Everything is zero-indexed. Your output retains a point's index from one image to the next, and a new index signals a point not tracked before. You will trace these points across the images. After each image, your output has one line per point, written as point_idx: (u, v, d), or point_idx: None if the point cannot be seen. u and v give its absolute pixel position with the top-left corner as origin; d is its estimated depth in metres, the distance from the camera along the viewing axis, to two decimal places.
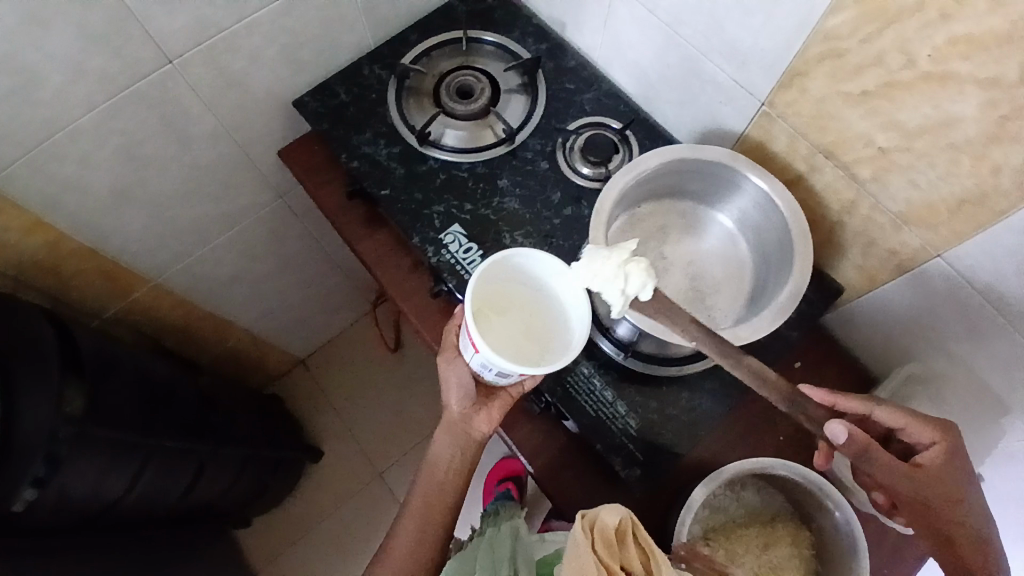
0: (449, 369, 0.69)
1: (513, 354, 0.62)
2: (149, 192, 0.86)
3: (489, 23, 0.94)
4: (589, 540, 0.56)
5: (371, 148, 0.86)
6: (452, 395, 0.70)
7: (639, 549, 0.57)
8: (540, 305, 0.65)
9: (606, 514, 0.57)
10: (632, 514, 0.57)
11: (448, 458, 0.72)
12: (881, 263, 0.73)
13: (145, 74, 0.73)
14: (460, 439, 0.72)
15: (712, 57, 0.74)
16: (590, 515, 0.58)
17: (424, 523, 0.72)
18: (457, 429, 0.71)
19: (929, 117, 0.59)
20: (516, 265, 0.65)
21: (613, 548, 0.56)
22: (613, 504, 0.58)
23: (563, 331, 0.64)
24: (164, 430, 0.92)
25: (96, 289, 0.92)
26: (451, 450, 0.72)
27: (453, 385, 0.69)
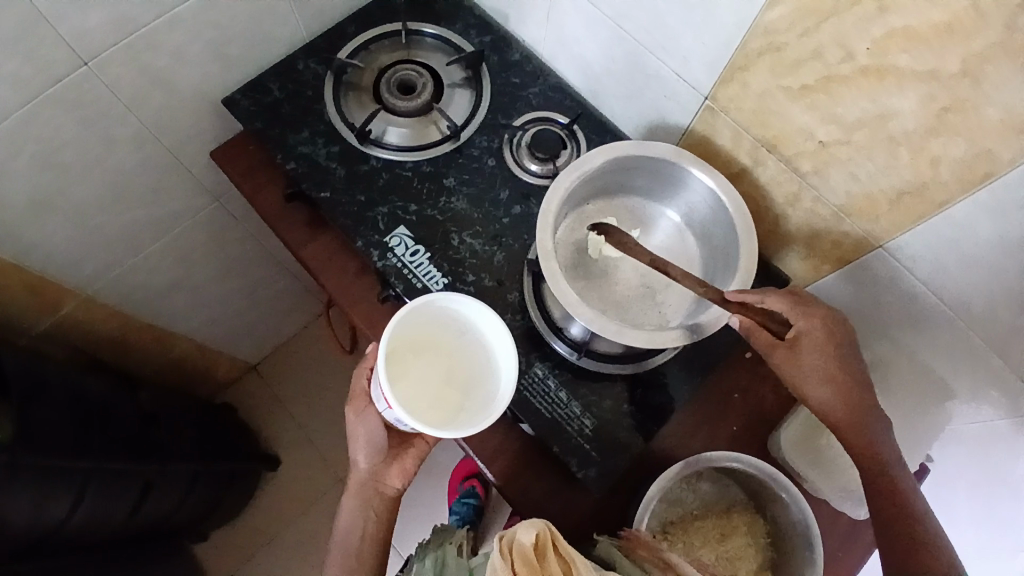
0: (357, 425, 0.68)
1: (431, 408, 0.62)
2: (72, 202, 0.81)
3: (430, 15, 0.91)
4: (508, 563, 0.54)
5: (308, 149, 0.82)
6: (360, 452, 0.69)
7: (561, 560, 0.56)
8: (463, 351, 0.65)
9: (522, 532, 0.56)
10: (550, 524, 0.56)
11: (364, 518, 0.72)
12: (826, 254, 0.73)
13: (58, 78, 0.68)
14: (373, 497, 0.72)
15: (654, 50, 0.73)
16: (507, 537, 0.56)
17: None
18: (368, 488, 0.72)
19: (868, 111, 0.59)
20: (437, 308, 0.64)
21: (536, 566, 0.55)
22: (527, 519, 0.57)
23: (486, 380, 0.64)
24: (105, 452, 0.88)
25: (21, 306, 0.86)
26: (366, 508, 0.72)
27: (362, 440, 0.68)
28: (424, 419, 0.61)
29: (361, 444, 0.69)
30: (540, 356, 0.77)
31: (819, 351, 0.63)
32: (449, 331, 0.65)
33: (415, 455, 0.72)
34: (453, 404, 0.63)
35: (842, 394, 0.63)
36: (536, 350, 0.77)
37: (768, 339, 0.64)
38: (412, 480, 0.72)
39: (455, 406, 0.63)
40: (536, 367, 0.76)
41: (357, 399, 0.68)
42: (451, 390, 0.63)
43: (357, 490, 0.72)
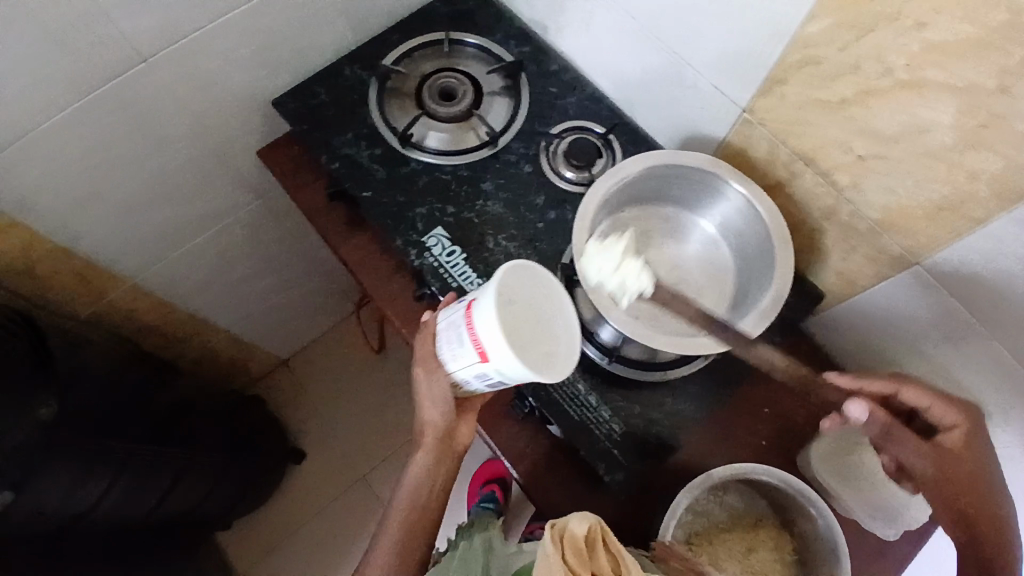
0: (431, 385, 0.63)
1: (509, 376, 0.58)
2: (125, 193, 0.85)
3: (472, 25, 0.93)
4: (560, 550, 0.54)
5: (352, 150, 0.85)
6: (431, 410, 0.65)
7: (610, 557, 0.55)
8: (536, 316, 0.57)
9: (574, 523, 0.56)
10: (601, 520, 0.56)
11: (431, 477, 0.69)
12: (860, 269, 0.73)
13: (119, 74, 0.72)
14: (444, 454, 0.69)
15: (693, 62, 0.74)
16: (558, 526, 0.56)
17: (411, 539, 0.69)
18: (441, 445, 0.68)
19: (905, 124, 0.59)
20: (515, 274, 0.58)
21: (586, 558, 0.54)
22: (580, 512, 0.57)
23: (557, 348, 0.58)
24: (141, 436, 0.91)
25: (70, 292, 0.90)
26: (434, 465, 0.69)
27: (431, 398, 0.64)
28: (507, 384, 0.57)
29: (435, 399, 0.64)
30: None
31: (959, 445, 0.65)
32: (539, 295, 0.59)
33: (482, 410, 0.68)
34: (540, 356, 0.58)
35: (964, 484, 0.63)
36: None
37: (887, 418, 0.67)
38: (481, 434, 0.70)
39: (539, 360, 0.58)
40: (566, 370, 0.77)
41: (427, 360, 0.62)
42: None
43: (429, 449, 0.68)
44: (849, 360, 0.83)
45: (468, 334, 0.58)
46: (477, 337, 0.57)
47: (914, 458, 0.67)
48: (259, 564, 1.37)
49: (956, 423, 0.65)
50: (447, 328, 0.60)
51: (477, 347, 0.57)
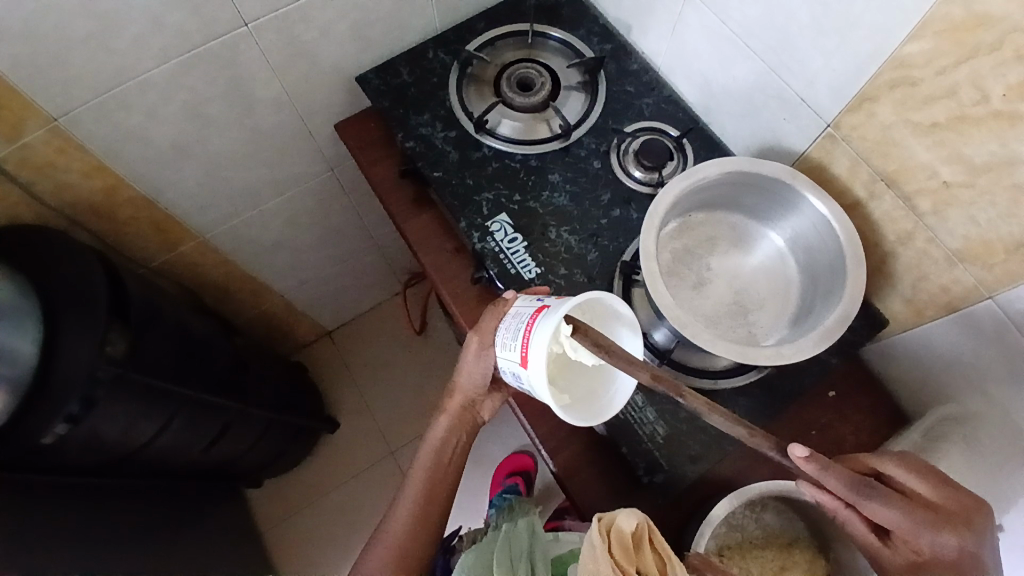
0: (477, 358, 0.65)
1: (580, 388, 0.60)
2: (208, 150, 0.88)
3: (557, 19, 0.94)
4: (606, 542, 0.55)
5: (427, 131, 0.87)
6: (465, 378, 0.67)
7: (655, 556, 0.56)
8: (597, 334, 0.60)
9: (622, 518, 0.56)
10: (650, 519, 0.56)
11: (450, 444, 0.69)
12: (930, 299, 0.72)
13: (218, 35, 0.75)
14: (463, 423, 0.70)
15: (781, 74, 0.73)
16: (606, 520, 0.57)
17: (427, 508, 0.67)
18: (463, 414, 0.70)
19: (995, 154, 0.58)
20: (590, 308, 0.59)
21: (632, 553, 0.55)
22: (629, 509, 0.57)
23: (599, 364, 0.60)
24: (197, 383, 0.94)
25: (145, 239, 0.94)
26: (457, 433, 0.69)
27: (469, 367, 0.66)
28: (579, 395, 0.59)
29: (475, 369, 0.66)
30: None
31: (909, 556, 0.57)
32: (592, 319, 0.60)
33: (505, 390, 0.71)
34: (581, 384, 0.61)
35: None
36: None
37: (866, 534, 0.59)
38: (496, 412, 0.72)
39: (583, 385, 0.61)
40: None
41: (484, 333, 0.64)
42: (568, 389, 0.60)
43: (452, 414, 0.69)
44: (905, 392, 0.81)
45: (522, 335, 0.57)
46: (526, 343, 0.57)
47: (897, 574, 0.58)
48: (284, 525, 1.40)
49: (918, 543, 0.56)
50: (512, 316, 0.61)
51: (521, 351, 0.57)
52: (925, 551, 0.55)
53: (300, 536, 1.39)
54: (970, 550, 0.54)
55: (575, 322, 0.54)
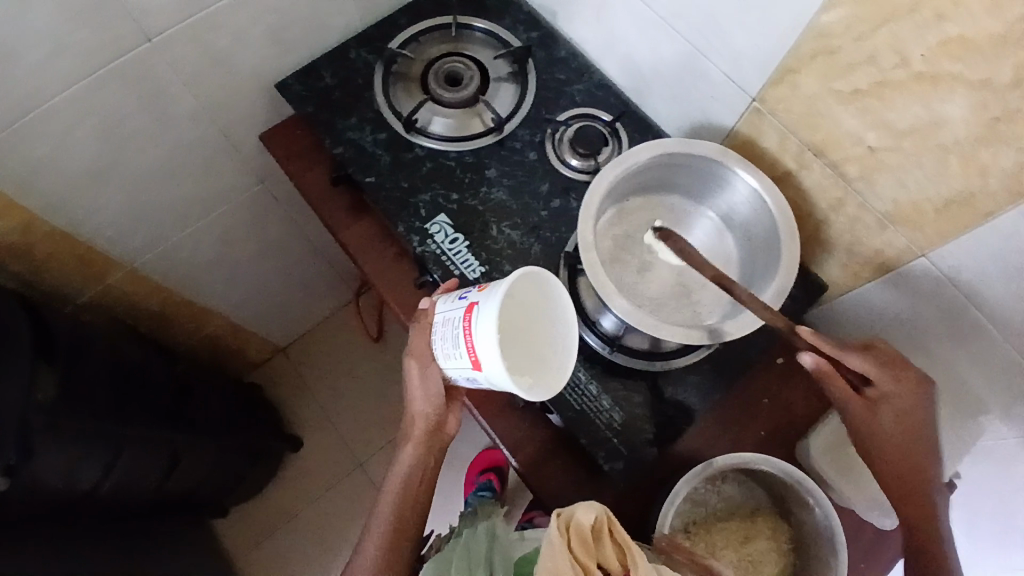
0: (423, 379, 0.63)
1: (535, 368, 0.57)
2: (126, 174, 0.84)
3: (480, 9, 0.92)
4: (565, 540, 0.54)
5: (356, 134, 0.84)
6: (420, 403, 0.65)
7: (617, 546, 0.55)
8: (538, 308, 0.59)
9: (581, 512, 0.55)
10: (608, 510, 0.55)
11: (416, 471, 0.68)
12: (865, 262, 0.73)
13: (125, 51, 0.71)
14: (431, 446, 0.68)
15: (706, 52, 0.73)
16: (564, 515, 0.56)
17: (397, 536, 0.67)
18: (428, 438, 0.67)
19: (919, 117, 0.59)
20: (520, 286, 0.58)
21: (592, 547, 0.54)
22: (587, 501, 0.56)
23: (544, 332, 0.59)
24: (141, 417, 0.91)
25: (70, 273, 0.90)
26: (421, 458, 0.68)
27: (421, 391, 0.64)
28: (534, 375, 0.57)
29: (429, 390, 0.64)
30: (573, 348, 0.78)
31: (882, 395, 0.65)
32: (526, 295, 0.59)
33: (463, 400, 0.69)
34: (537, 361, 0.58)
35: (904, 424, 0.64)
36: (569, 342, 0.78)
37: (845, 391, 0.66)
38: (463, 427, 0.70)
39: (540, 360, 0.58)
40: None
41: (422, 352, 0.63)
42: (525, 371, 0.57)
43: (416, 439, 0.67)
44: None
45: (463, 339, 0.57)
46: (472, 346, 0.56)
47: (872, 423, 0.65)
48: (256, 551, 1.37)
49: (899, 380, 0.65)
50: (442, 324, 0.60)
51: (470, 354, 0.56)
52: (896, 383, 0.65)
53: (273, 559, 1.36)
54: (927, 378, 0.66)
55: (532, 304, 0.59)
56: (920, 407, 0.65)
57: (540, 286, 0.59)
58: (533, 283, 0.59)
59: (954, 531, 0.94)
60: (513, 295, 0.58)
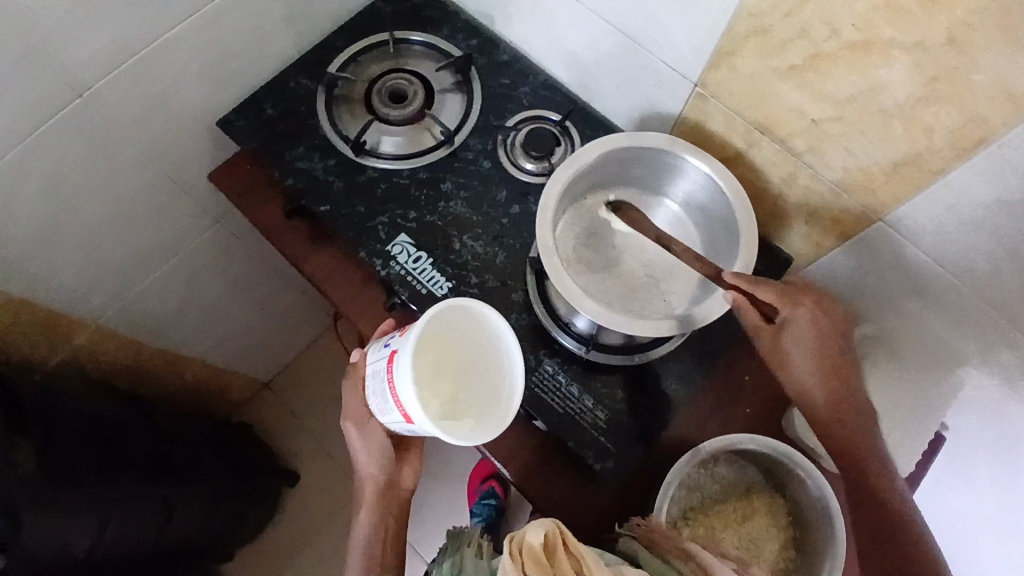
0: (363, 439, 0.66)
1: (481, 402, 0.60)
2: (77, 233, 0.82)
3: (416, 22, 0.91)
4: (519, 566, 0.51)
5: (305, 164, 0.83)
6: (368, 463, 0.68)
7: (572, 560, 0.53)
8: (477, 340, 0.61)
9: (530, 532, 0.53)
10: (558, 521, 0.53)
11: (382, 527, 0.70)
12: (825, 232, 0.74)
13: (56, 111, 0.69)
14: (389, 502, 0.70)
15: (643, 42, 0.73)
16: (516, 538, 0.53)
17: None
18: (382, 495, 0.70)
19: (858, 85, 0.59)
20: (450, 320, 0.60)
21: (547, 566, 0.51)
22: (536, 519, 0.54)
23: (488, 362, 0.61)
24: (126, 477, 0.88)
25: (34, 339, 0.88)
26: (382, 514, 0.70)
27: (369, 451, 0.67)
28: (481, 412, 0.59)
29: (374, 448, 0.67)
30: (550, 352, 0.77)
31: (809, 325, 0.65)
32: (460, 329, 0.61)
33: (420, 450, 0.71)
34: (482, 402, 0.60)
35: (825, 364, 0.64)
36: (545, 347, 0.77)
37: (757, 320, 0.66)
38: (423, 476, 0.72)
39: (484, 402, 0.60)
40: (545, 364, 0.77)
41: (355, 414, 0.66)
42: (468, 412, 0.59)
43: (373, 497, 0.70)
44: None
45: (391, 393, 0.59)
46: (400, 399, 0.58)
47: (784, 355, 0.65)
48: None
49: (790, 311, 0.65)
50: (373, 379, 0.62)
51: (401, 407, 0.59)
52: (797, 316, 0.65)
53: None
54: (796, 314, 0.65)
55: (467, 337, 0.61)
56: (822, 339, 0.65)
57: (471, 318, 0.61)
58: (462, 315, 0.61)
59: None
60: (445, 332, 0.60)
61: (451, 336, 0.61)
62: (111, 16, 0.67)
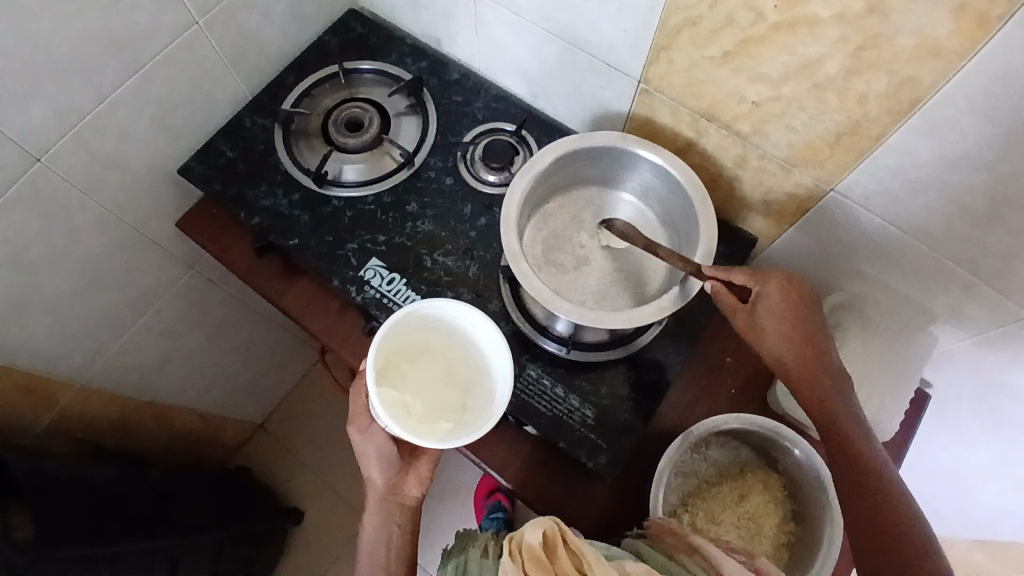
0: (366, 442, 0.66)
1: (459, 406, 0.65)
2: (48, 295, 0.82)
3: (365, 52, 0.93)
4: (518, 566, 0.50)
5: (270, 201, 0.84)
6: (373, 468, 0.68)
7: (574, 557, 0.51)
8: (450, 347, 0.68)
9: (528, 532, 0.51)
10: (557, 519, 0.51)
11: (385, 539, 0.69)
12: (782, 208, 0.76)
13: (12, 178, 0.70)
14: (392, 513, 0.69)
15: (582, 46, 0.75)
16: (516, 538, 0.52)
17: None
18: (387, 501, 0.69)
19: (789, 63, 0.61)
20: (423, 322, 0.67)
21: (547, 564, 0.50)
22: (534, 518, 0.52)
23: (464, 366, 0.67)
24: (124, 534, 0.87)
25: (17, 407, 0.87)
26: (385, 524, 0.69)
27: (373, 455, 0.67)
28: (464, 418, 0.64)
29: (377, 455, 0.67)
30: (532, 357, 0.78)
31: (779, 303, 0.65)
32: (433, 338, 0.68)
33: (430, 459, 0.70)
34: (456, 406, 0.65)
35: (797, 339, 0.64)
36: (526, 352, 0.78)
37: (731, 300, 0.67)
38: (430, 486, 0.71)
39: (459, 406, 0.65)
40: (528, 369, 0.78)
41: (358, 418, 0.66)
42: (445, 417, 0.64)
43: (376, 506, 0.69)
44: None
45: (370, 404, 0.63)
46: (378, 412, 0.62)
47: (757, 331, 0.65)
48: None
49: (761, 291, 0.65)
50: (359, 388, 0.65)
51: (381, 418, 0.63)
52: (769, 293, 0.65)
53: None
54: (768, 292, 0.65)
55: (445, 345, 0.67)
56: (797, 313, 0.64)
57: (441, 324, 0.67)
58: (434, 324, 0.68)
59: (947, 441, 0.94)
60: (417, 340, 0.67)
61: (423, 345, 0.67)
62: (56, 78, 0.68)
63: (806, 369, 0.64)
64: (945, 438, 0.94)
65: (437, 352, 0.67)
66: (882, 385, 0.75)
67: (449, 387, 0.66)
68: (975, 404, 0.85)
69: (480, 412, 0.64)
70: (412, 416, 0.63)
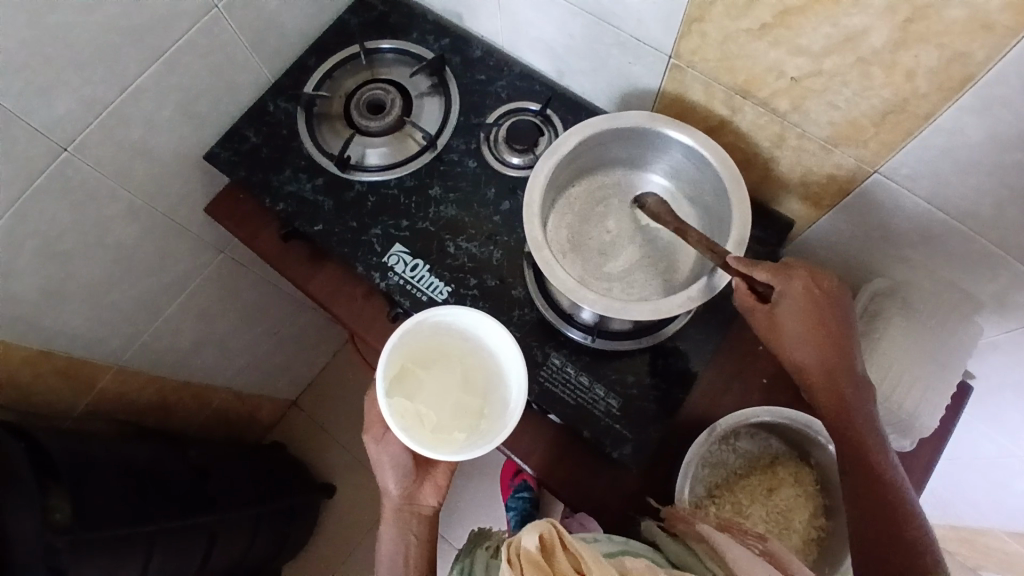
0: (381, 451, 0.66)
1: (474, 414, 0.65)
2: (84, 283, 0.84)
3: (387, 30, 0.91)
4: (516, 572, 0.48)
5: (293, 187, 0.84)
6: (388, 478, 0.68)
7: (573, 559, 0.49)
8: (467, 351, 0.67)
9: (526, 535, 0.49)
10: (553, 520, 0.49)
11: (402, 549, 0.68)
12: (822, 188, 0.72)
13: (42, 169, 0.71)
14: (408, 522, 0.69)
15: (610, 20, 0.71)
16: (514, 543, 0.50)
17: None
18: (404, 511, 0.69)
19: (832, 36, 0.57)
20: (438, 326, 0.66)
21: (545, 568, 0.48)
22: (533, 521, 0.50)
23: (482, 372, 0.67)
24: (162, 512, 0.91)
25: (59, 389, 0.91)
26: (402, 533, 0.69)
27: (389, 464, 0.67)
28: (477, 428, 0.64)
29: (393, 464, 0.67)
30: (556, 345, 0.77)
31: (800, 300, 0.62)
32: (448, 343, 0.67)
33: (446, 468, 0.69)
34: (472, 414, 0.65)
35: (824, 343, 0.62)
36: (551, 341, 0.77)
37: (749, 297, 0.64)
38: (447, 495, 0.70)
39: (476, 413, 0.65)
40: (553, 357, 0.76)
41: (374, 425, 0.67)
42: (459, 427, 0.64)
43: (394, 516, 0.69)
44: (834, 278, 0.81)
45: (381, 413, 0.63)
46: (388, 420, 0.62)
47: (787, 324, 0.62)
48: None
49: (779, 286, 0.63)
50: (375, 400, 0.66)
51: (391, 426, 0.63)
52: (787, 289, 0.63)
53: None
54: (787, 288, 0.63)
55: (461, 350, 0.67)
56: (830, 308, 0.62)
57: (455, 329, 0.67)
58: (449, 329, 0.67)
59: (990, 432, 0.90)
60: (433, 344, 0.67)
61: (437, 350, 0.67)
62: (78, 69, 0.68)
63: (849, 422, 0.59)
64: (988, 429, 0.90)
65: (452, 357, 0.67)
66: (922, 378, 0.71)
67: (462, 395, 0.65)
68: (1021, 395, 0.80)
69: (496, 422, 0.64)
70: (425, 425, 0.63)
